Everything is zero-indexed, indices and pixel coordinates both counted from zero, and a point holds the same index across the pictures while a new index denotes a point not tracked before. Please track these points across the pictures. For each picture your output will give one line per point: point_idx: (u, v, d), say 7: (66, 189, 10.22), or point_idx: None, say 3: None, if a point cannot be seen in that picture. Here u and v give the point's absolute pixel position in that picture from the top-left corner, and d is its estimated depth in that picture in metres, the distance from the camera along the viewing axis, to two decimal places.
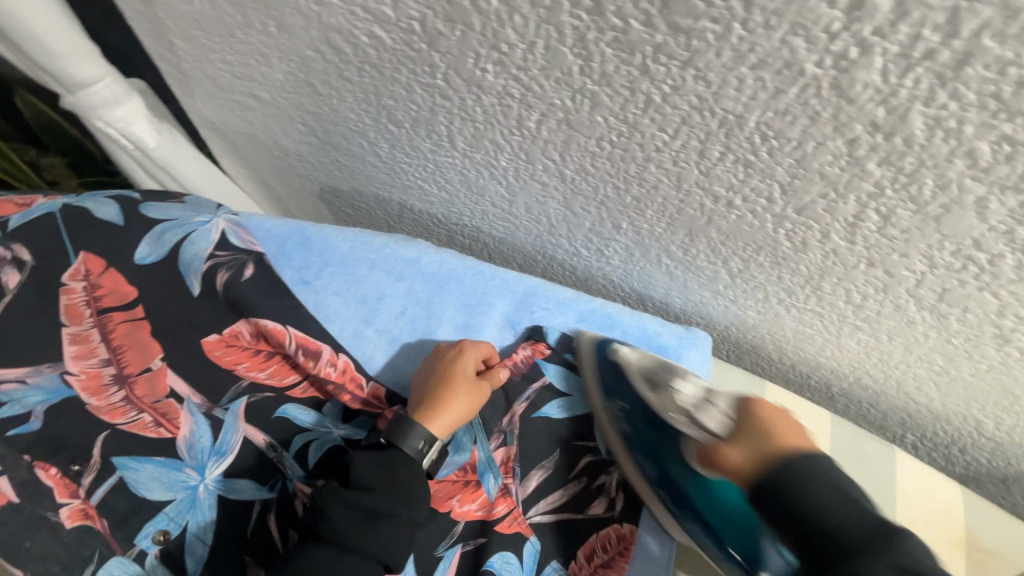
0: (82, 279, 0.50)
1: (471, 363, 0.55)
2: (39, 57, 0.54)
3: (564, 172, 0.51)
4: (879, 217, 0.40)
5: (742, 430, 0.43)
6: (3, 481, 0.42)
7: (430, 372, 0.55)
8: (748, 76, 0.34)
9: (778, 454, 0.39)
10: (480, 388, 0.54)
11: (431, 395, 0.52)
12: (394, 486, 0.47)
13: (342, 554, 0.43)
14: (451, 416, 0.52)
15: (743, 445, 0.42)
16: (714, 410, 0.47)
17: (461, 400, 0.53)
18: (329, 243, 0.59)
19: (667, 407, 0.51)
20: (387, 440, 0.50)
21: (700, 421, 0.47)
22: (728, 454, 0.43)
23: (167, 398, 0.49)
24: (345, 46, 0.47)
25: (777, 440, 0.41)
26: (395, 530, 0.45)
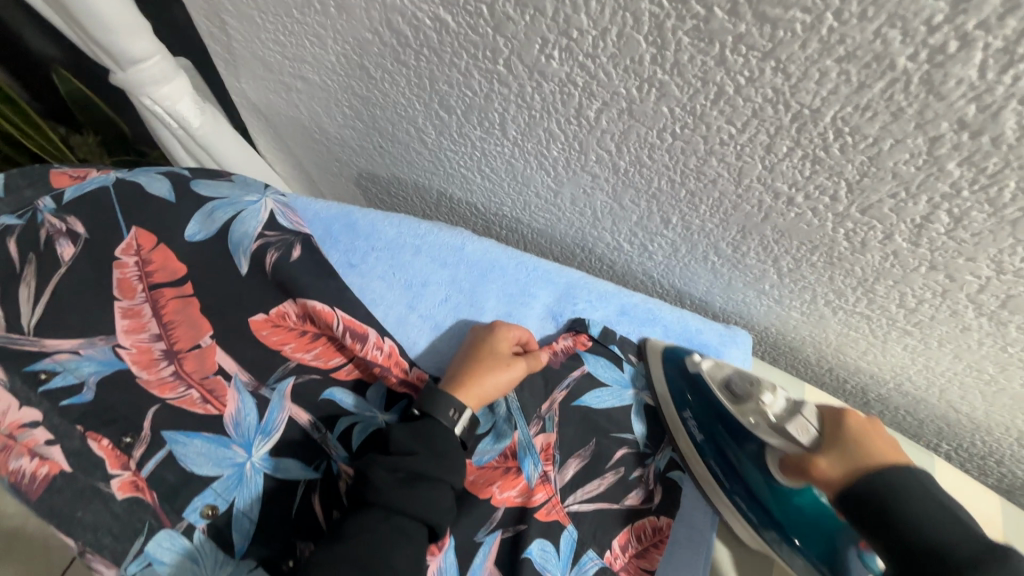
0: (134, 254, 0.50)
1: (506, 339, 0.55)
2: (95, 32, 0.54)
3: (618, 164, 0.50)
4: (950, 219, 0.40)
5: (833, 441, 0.44)
6: (55, 450, 0.42)
7: (465, 349, 0.55)
8: (833, 69, 0.33)
9: (876, 469, 0.40)
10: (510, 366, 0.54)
11: (462, 367, 0.53)
12: (434, 451, 0.47)
13: (387, 515, 0.42)
14: (477, 392, 0.52)
15: (836, 458, 0.43)
16: (802, 420, 0.46)
17: (493, 372, 0.53)
18: (374, 228, 0.59)
19: (745, 416, 0.51)
20: (420, 411, 0.50)
21: (784, 429, 0.47)
22: (819, 464, 0.44)
23: (215, 374, 0.49)
24: (406, 29, 0.47)
25: (871, 455, 0.41)
26: (437, 492, 0.44)
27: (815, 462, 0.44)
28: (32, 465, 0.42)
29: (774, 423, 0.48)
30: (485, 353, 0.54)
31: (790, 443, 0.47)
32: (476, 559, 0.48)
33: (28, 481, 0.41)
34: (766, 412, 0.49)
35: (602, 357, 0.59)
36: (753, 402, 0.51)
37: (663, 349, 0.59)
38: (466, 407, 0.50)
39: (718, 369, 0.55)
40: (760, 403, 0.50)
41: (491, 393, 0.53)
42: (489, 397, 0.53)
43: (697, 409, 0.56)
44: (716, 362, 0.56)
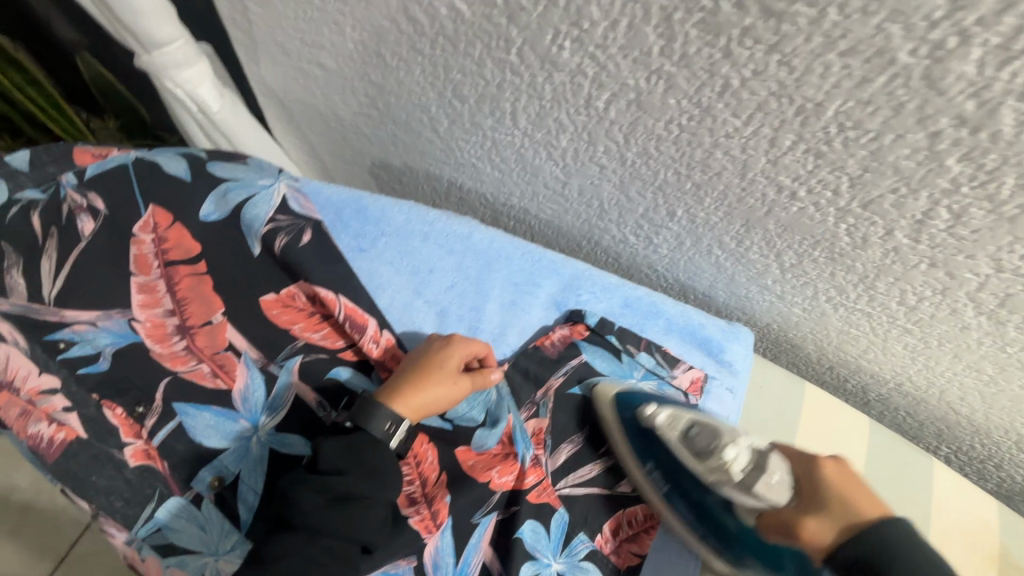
0: (150, 232, 0.51)
1: (460, 352, 0.53)
2: (122, 15, 0.56)
3: (625, 155, 0.51)
4: (949, 215, 0.40)
5: (817, 501, 0.43)
6: (72, 417, 0.44)
7: (414, 357, 0.53)
8: (836, 63, 0.34)
9: (865, 524, 0.39)
10: (457, 384, 0.52)
11: (407, 376, 0.51)
12: (365, 469, 0.43)
13: (310, 538, 0.40)
14: (421, 401, 0.50)
15: (823, 518, 0.42)
16: (768, 477, 0.47)
17: (438, 385, 0.51)
18: (385, 214, 0.60)
19: (707, 468, 0.52)
20: (353, 424, 0.47)
21: (756, 489, 0.48)
22: (808, 526, 0.43)
23: (226, 350, 0.50)
24: (422, 17, 0.48)
25: (852, 506, 0.41)
26: (370, 511, 0.42)
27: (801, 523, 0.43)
28: (50, 431, 0.43)
29: (741, 481, 0.49)
30: (432, 364, 0.52)
31: (765, 502, 0.47)
32: (471, 541, 0.48)
33: (45, 446, 0.43)
34: (730, 468, 0.50)
35: (600, 348, 0.60)
36: (713, 457, 0.51)
37: (614, 395, 0.57)
38: (403, 419, 0.48)
39: (676, 420, 0.55)
40: (724, 459, 0.51)
41: (434, 407, 0.51)
42: (427, 410, 0.50)
43: (653, 449, 0.56)
44: (673, 413, 0.55)
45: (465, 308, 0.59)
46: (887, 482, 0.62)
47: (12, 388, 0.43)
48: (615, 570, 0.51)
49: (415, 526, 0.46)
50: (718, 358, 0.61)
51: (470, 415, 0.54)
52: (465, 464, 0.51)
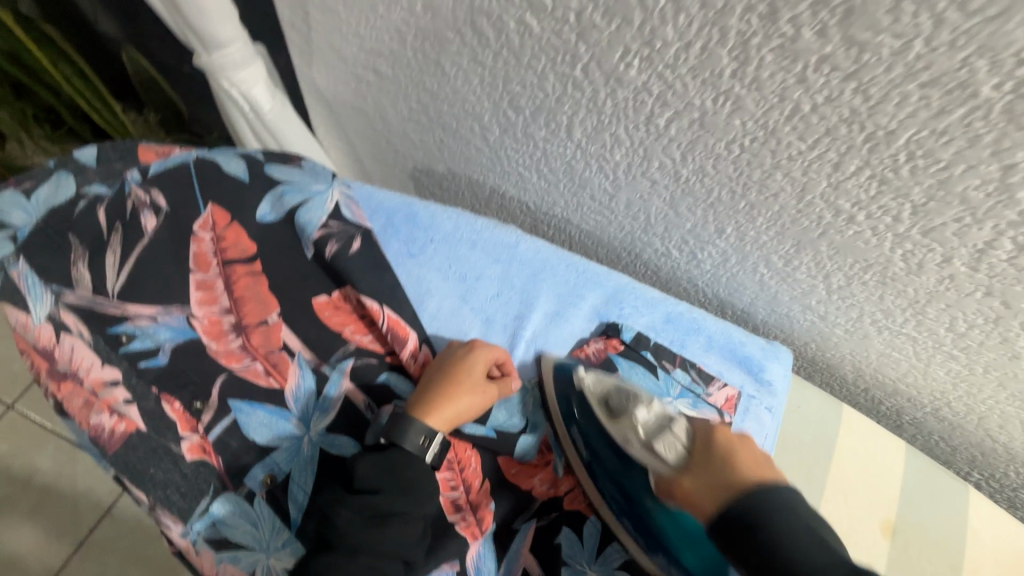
0: (209, 230, 0.52)
1: (483, 359, 0.53)
2: (190, 16, 0.57)
3: (680, 171, 0.52)
4: (1013, 246, 0.40)
5: (701, 458, 0.38)
6: (133, 410, 0.44)
7: (439, 367, 0.52)
8: (914, 93, 0.35)
9: (738, 483, 0.34)
10: (486, 392, 0.51)
11: (437, 387, 0.49)
12: (402, 486, 0.43)
13: (350, 557, 0.40)
14: (456, 411, 0.49)
15: (701, 476, 0.37)
16: (671, 436, 0.42)
17: (468, 394, 0.50)
18: (434, 221, 0.61)
19: (622, 434, 0.47)
20: (387, 441, 0.46)
21: (653, 448, 0.42)
22: (687, 484, 0.38)
23: (280, 350, 0.51)
24: (489, 30, 0.49)
25: (735, 467, 0.36)
26: (409, 525, 0.42)
27: (680, 483, 0.38)
28: (111, 421, 0.43)
29: (643, 440, 0.44)
30: (457, 373, 0.51)
31: (660, 461, 0.42)
32: (512, 546, 0.49)
33: (106, 437, 0.43)
34: (638, 427, 0.45)
35: (635, 362, 0.57)
36: (627, 418, 0.47)
37: (554, 364, 0.56)
38: (437, 431, 0.46)
39: (599, 385, 0.51)
40: (633, 418, 0.46)
41: (465, 417, 0.50)
42: (456, 419, 0.49)
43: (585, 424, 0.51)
44: (599, 380, 0.51)
45: (510, 317, 0.59)
46: (921, 507, 0.61)
47: (77, 378, 0.43)
48: None
49: (462, 532, 0.47)
50: (757, 378, 0.60)
51: (510, 422, 0.53)
52: (509, 471, 0.52)
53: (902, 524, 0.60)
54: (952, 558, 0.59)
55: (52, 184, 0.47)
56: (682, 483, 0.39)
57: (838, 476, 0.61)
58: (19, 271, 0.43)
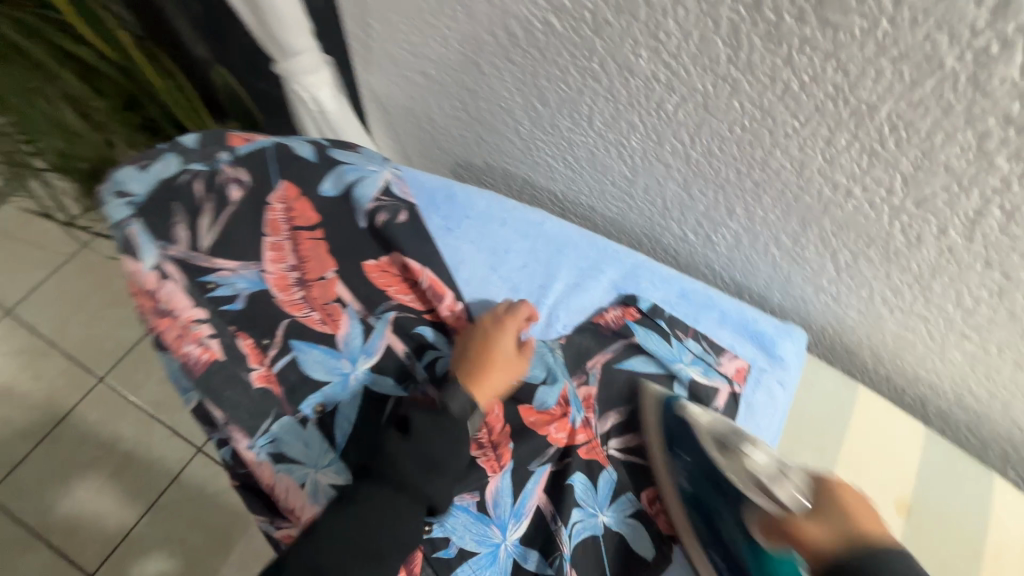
0: (282, 202, 0.62)
1: (511, 337, 0.58)
2: (275, 29, 0.69)
3: (690, 154, 0.57)
4: (1002, 213, 0.43)
5: (825, 509, 0.42)
6: (215, 341, 0.52)
7: (470, 347, 0.57)
8: (888, 69, 0.39)
9: (872, 544, 0.39)
10: (517, 366, 0.56)
11: (475, 365, 0.55)
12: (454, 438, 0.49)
13: (395, 494, 0.47)
14: (493, 387, 0.54)
15: (827, 524, 0.41)
16: (793, 485, 0.45)
17: (502, 372, 0.55)
18: (470, 200, 0.68)
19: (731, 469, 0.50)
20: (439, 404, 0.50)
21: (771, 490, 0.46)
22: (808, 528, 0.42)
23: (334, 302, 0.60)
24: (519, 31, 0.57)
25: (865, 527, 0.40)
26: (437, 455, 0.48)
27: (801, 524, 0.42)
28: (197, 350, 0.51)
29: (762, 479, 0.47)
30: (493, 347, 0.57)
31: (775, 506, 0.45)
32: (528, 484, 0.54)
33: (193, 363, 0.51)
34: (751, 467, 0.49)
35: (650, 330, 0.62)
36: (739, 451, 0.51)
37: (659, 395, 0.58)
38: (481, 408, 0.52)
39: (714, 423, 0.54)
40: (752, 458, 0.49)
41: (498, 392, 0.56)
42: (500, 391, 0.56)
43: (689, 470, 0.54)
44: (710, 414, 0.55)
45: (534, 285, 0.65)
46: (941, 489, 0.61)
47: (174, 315, 0.51)
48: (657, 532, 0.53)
49: (482, 465, 0.53)
50: (770, 352, 0.63)
51: (531, 373, 0.58)
52: (527, 420, 0.56)
53: (920, 497, 0.61)
54: (975, 539, 0.59)
55: (162, 164, 0.58)
56: (803, 531, 0.42)
57: (856, 446, 0.63)
58: (134, 229, 0.53)
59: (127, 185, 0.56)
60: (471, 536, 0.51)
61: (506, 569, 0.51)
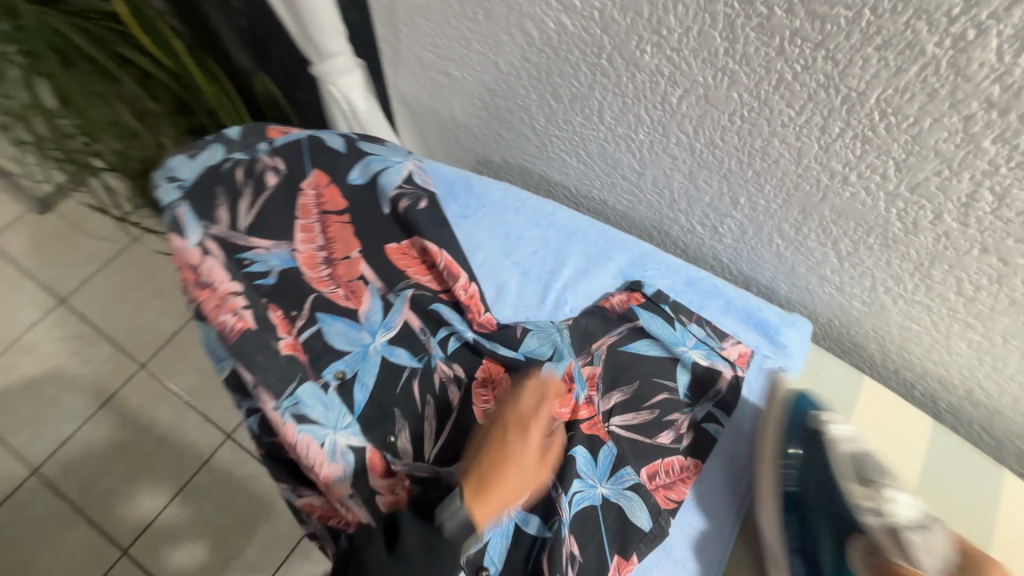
0: (313, 188, 0.67)
1: (537, 441, 0.51)
2: (313, 34, 0.75)
3: (694, 145, 0.60)
4: (993, 196, 0.45)
5: None
6: (248, 312, 0.56)
7: (491, 442, 0.50)
8: (873, 56, 0.41)
9: None
10: (534, 478, 0.51)
11: (492, 470, 0.48)
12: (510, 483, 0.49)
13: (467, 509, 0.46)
14: (503, 501, 0.48)
15: None
16: (937, 546, 0.44)
17: (518, 483, 0.49)
18: (486, 190, 0.72)
19: (859, 495, 0.48)
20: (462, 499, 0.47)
21: (908, 538, 0.44)
22: None
23: (358, 280, 0.65)
24: (534, 31, 0.61)
25: None
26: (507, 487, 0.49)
27: None
28: (233, 319, 0.55)
29: (895, 523, 0.45)
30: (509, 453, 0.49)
31: (909, 561, 0.44)
32: None
33: (228, 330, 0.54)
34: (891, 512, 0.46)
35: (655, 314, 0.64)
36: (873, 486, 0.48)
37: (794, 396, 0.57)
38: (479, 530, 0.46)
39: (847, 441, 0.51)
40: (891, 499, 0.47)
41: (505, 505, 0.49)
42: (502, 511, 0.48)
43: (803, 488, 0.52)
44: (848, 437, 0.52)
45: (544, 270, 0.68)
46: (949, 482, 0.61)
47: (213, 287, 0.56)
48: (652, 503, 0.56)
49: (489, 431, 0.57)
50: (772, 339, 0.65)
51: (538, 350, 0.62)
52: None
53: (925, 487, 0.61)
54: (981, 532, 0.59)
55: (209, 152, 0.63)
56: None
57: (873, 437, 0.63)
58: (182, 211, 0.58)
59: (178, 171, 0.62)
60: None
61: (508, 530, 0.53)
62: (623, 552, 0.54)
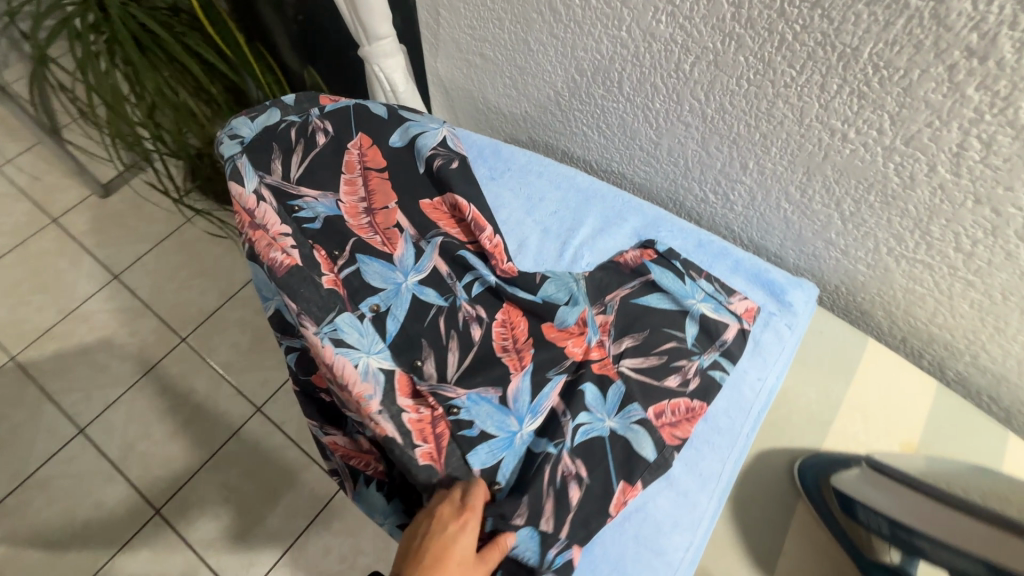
0: (358, 149, 0.75)
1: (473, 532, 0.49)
2: (365, 17, 0.84)
3: (706, 111, 0.65)
4: (981, 144, 0.48)
5: None
6: (295, 251, 0.62)
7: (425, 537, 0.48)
8: (864, 12, 0.46)
9: None
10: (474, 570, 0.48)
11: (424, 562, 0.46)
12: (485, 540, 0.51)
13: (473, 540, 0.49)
14: None
15: None
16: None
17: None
18: (512, 155, 0.78)
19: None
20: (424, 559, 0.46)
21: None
22: None
23: (394, 228, 0.71)
24: (561, 8, 0.68)
25: None
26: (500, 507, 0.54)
27: None
28: (282, 256, 0.61)
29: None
30: (450, 543, 0.48)
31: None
32: (545, 389, 0.61)
33: (278, 265, 0.61)
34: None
35: (666, 269, 0.68)
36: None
37: None
38: None
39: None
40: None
41: None
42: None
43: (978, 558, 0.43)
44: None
45: (563, 228, 0.73)
46: (950, 441, 0.63)
47: (267, 229, 0.63)
48: (657, 437, 0.59)
49: (508, 363, 0.63)
50: (779, 298, 0.68)
51: (556, 295, 0.67)
52: (548, 334, 0.65)
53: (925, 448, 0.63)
54: None
55: (267, 115, 0.73)
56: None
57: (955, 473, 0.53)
58: (242, 162, 0.67)
59: (240, 129, 0.71)
60: (492, 422, 0.59)
61: (521, 453, 0.58)
62: (629, 479, 0.57)
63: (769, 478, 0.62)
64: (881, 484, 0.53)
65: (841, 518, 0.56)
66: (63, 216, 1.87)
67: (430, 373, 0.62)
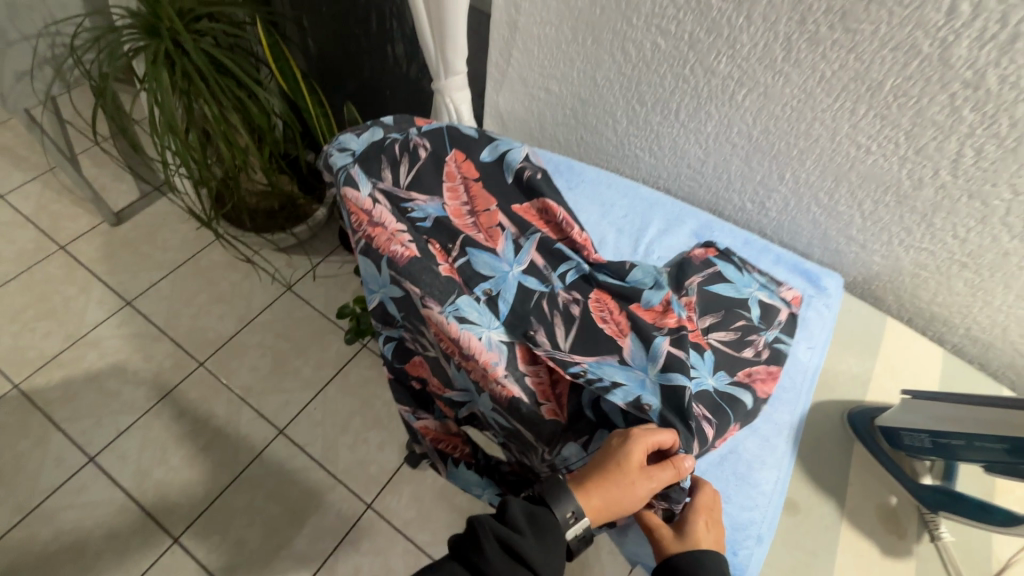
0: (456, 161, 0.86)
1: (640, 447, 0.58)
2: (447, 56, 0.98)
3: (752, 133, 0.81)
4: (973, 152, 0.65)
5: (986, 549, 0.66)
6: (412, 244, 0.72)
7: (601, 453, 0.60)
8: (888, 56, 0.64)
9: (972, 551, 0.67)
10: (640, 478, 0.58)
11: (593, 469, 0.58)
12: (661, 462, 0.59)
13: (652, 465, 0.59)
14: (604, 494, 0.57)
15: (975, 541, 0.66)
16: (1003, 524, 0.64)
17: (619, 479, 0.57)
18: (585, 170, 0.93)
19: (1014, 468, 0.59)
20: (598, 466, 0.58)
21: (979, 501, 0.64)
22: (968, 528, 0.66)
23: (496, 226, 0.82)
24: (633, 50, 0.84)
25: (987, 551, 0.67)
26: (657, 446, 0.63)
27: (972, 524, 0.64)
28: (403, 249, 0.71)
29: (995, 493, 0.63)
30: (615, 454, 0.59)
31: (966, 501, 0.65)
32: (654, 344, 0.70)
33: (399, 256, 0.70)
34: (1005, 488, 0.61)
35: (727, 263, 0.82)
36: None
37: None
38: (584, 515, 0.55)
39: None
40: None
41: (616, 502, 0.57)
42: (621, 506, 0.57)
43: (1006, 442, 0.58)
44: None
45: (635, 228, 0.87)
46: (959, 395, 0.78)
47: (385, 227, 0.73)
48: (745, 394, 0.71)
49: (611, 333, 0.73)
50: (816, 284, 0.83)
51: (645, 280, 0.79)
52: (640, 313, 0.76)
53: None
54: None
55: (370, 132, 0.83)
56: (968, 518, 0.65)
57: None
58: (355, 170, 0.77)
59: (348, 144, 0.81)
60: (620, 374, 0.67)
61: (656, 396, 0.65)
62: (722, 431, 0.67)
63: (827, 427, 0.74)
64: (914, 408, 0.67)
65: (888, 450, 0.70)
66: (72, 243, 1.80)
67: (544, 342, 0.71)
